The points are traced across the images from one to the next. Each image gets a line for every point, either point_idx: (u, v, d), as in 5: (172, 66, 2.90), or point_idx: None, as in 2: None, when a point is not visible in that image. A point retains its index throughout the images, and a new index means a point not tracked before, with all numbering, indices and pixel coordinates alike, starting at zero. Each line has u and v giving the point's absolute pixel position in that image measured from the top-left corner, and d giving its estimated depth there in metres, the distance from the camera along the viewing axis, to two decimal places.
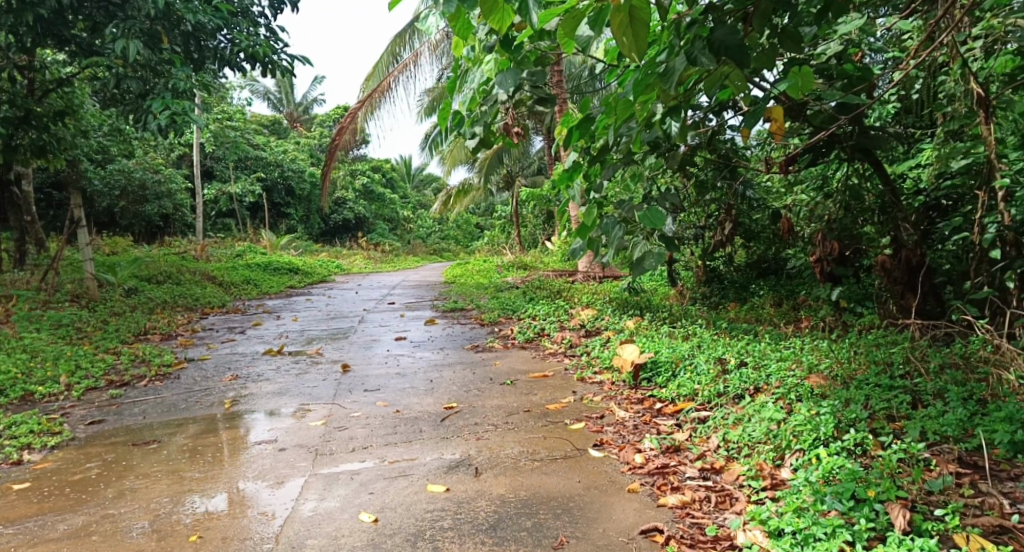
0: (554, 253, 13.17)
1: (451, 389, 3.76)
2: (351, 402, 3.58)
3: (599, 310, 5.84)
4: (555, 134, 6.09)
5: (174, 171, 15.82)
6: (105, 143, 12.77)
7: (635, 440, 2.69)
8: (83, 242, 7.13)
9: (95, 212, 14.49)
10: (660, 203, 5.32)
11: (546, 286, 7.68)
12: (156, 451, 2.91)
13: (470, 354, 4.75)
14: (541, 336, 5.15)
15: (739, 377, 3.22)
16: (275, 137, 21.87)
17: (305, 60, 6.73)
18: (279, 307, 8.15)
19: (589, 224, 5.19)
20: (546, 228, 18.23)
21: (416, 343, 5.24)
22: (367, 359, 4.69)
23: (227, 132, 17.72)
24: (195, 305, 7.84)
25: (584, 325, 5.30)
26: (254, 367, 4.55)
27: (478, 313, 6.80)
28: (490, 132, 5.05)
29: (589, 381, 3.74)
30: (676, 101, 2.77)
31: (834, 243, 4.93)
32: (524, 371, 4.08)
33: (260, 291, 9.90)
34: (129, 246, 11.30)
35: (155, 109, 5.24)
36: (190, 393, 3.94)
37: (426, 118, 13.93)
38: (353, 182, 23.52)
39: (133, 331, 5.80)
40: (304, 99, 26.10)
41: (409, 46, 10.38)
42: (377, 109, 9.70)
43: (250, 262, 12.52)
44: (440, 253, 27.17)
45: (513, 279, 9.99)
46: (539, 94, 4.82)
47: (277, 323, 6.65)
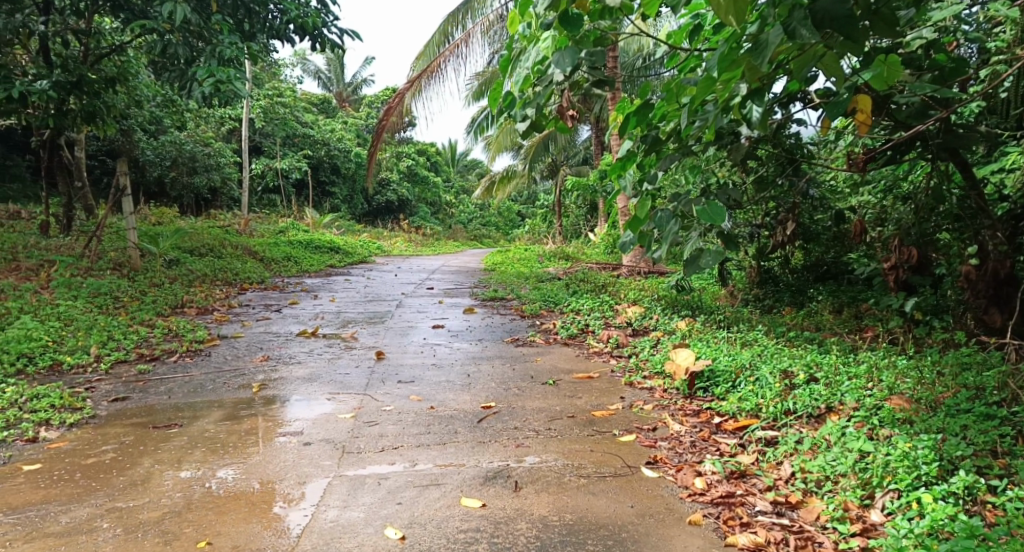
0: (598, 245, 12.83)
1: (489, 385, 3.52)
2: (383, 395, 3.37)
3: (647, 308, 5.53)
4: (610, 121, 5.80)
5: (223, 145, 15.92)
6: (157, 114, 12.86)
7: (694, 460, 2.42)
8: (127, 211, 7.09)
9: (146, 182, 14.66)
10: (720, 198, 4.98)
11: (591, 279, 7.39)
12: (176, 437, 2.74)
13: (509, 348, 4.51)
14: (585, 333, 4.88)
15: (808, 393, 2.91)
16: (324, 116, 21.93)
17: (356, 34, 6.51)
18: (318, 286, 8.02)
19: (642, 216, 4.89)
20: (589, 219, 17.87)
21: (453, 333, 5.01)
22: (402, 347, 4.48)
23: (277, 108, 17.79)
24: (235, 280, 7.76)
25: (631, 323, 5.01)
26: (286, 349, 4.39)
27: (519, 304, 6.55)
28: (542, 116, 4.79)
29: (638, 386, 3.45)
30: (760, 84, 2.47)
31: (913, 250, 4.47)
32: (567, 371, 3.81)
33: (301, 268, 9.82)
34: (175, 217, 11.35)
35: (200, 76, 5.07)
36: (218, 372, 3.78)
37: (474, 102, 13.69)
38: (398, 164, 23.46)
39: (170, 304, 5.71)
40: (354, 79, 26.14)
41: (461, 27, 10.17)
42: (425, 90, 9.42)
43: (292, 239, 12.49)
44: (481, 239, 27.01)
45: (555, 269, 9.71)
46: (596, 76, 4.53)
47: (314, 303, 6.51)
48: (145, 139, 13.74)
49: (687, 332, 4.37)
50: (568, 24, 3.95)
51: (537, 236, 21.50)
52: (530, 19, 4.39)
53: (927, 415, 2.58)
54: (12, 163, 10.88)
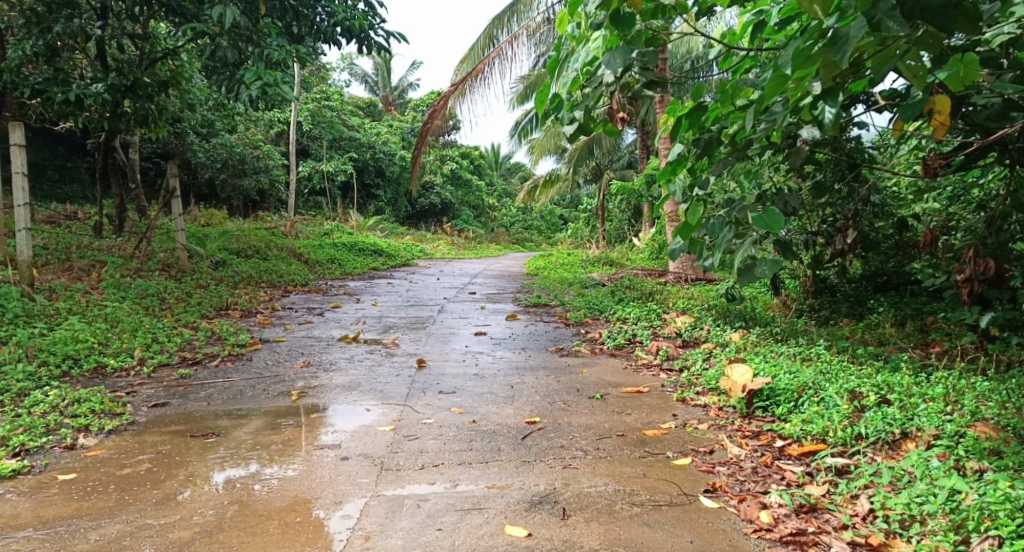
0: (643, 251, 12.57)
1: (533, 398, 3.38)
2: (424, 406, 3.26)
3: (697, 318, 5.32)
4: (661, 124, 5.61)
5: (272, 147, 16.15)
6: (209, 117, 13.11)
7: (757, 489, 2.24)
8: (176, 213, 7.17)
9: (196, 183, 14.96)
10: (776, 204, 4.74)
11: (637, 286, 7.18)
12: (212, 447, 2.67)
13: (554, 358, 4.35)
14: (633, 343, 4.70)
15: (880, 415, 2.69)
16: (370, 119, 22.12)
17: (403, 36, 6.45)
18: (360, 289, 7.99)
19: (693, 223, 4.69)
20: (634, 224, 17.59)
21: (496, 341, 4.89)
22: (444, 355, 4.37)
23: (324, 111, 17.98)
24: (279, 282, 7.78)
25: (681, 334, 4.80)
26: (327, 355, 4.32)
27: (563, 311, 6.39)
28: (590, 119, 4.65)
29: (691, 402, 3.25)
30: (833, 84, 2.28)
31: (990, 261, 4.16)
32: (615, 384, 3.64)
33: (344, 271, 9.83)
34: (223, 219, 11.52)
35: (247, 79, 5.05)
36: (258, 378, 3.73)
37: (518, 105, 13.59)
38: (442, 167, 23.51)
39: (215, 306, 5.73)
40: (400, 83, 26.35)
41: (507, 29, 10.06)
42: (469, 93, 9.34)
43: (337, 241, 12.57)
44: (523, 243, 26.90)
45: (600, 275, 9.51)
46: (649, 76, 4.35)
47: (357, 307, 6.46)
48: (196, 142, 14.02)
49: (741, 345, 4.16)
50: (620, 23, 3.80)
51: (579, 241, 21.27)
52: (580, 19, 4.26)
53: (1019, 447, 2.35)
54: (71, 165, 11.16)
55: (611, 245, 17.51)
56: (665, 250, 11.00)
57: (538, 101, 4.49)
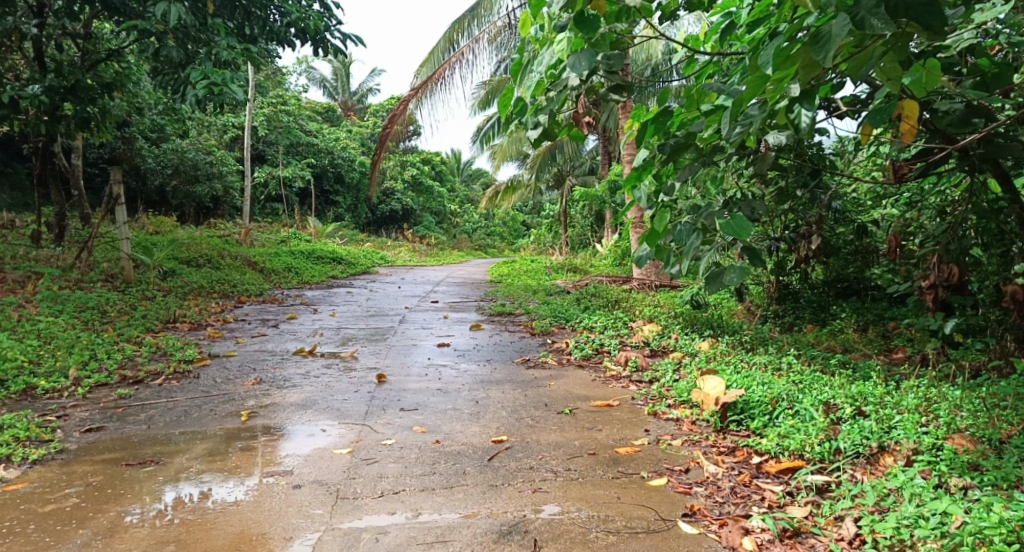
0: (606, 257, 12.53)
1: (499, 414, 3.23)
2: (383, 425, 3.08)
3: (664, 326, 5.24)
4: (626, 128, 5.53)
5: (226, 153, 15.71)
6: (158, 121, 12.66)
7: (737, 513, 2.14)
8: (121, 221, 6.83)
9: (146, 190, 14.45)
10: (742, 210, 4.69)
11: (602, 294, 7.09)
12: (149, 477, 2.48)
13: (520, 371, 4.21)
14: (600, 353, 4.58)
15: (857, 428, 2.59)
16: (328, 125, 21.73)
17: (359, 38, 6.29)
18: (318, 299, 7.73)
19: (660, 229, 4.62)
20: (596, 230, 17.60)
21: (460, 352, 4.72)
22: (405, 369, 4.19)
23: (280, 116, 17.58)
24: (232, 293, 7.48)
25: (649, 343, 4.71)
26: (281, 370, 4.10)
27: (528, 320, 6.25)
28: (554, 123, 4.53)
29: (663, 416, 3.14)
30: (810, 86, 2.18)
31: (952, 267, 4.12)
32: (583, 398, 3.51)
33: (301, 280, 9.53)
34: (174, 226, 11.11)
35: (193, 79, 4.85)
36: (205, 397, 3.50)
37: (479, 111, 13.47)
38: (403, 173, 23.21)
39: (162, 319, 5.44)
40: (359, 88, 26.00)
41: (467, 34, 9.84)
42: (429, 98, 9.18)
43: (294, 249, 12.23)
44: (486, 249, 26.75)
45: (563, 282, 9.40)
46: (614, 80, 4.25)
47: (314, 318, 6.22)
48: (145, 147, 13.54)
49: (710, 355, 4.08)
50: (584, 25, 3.65)
51: (542, 247, 21.21)
52: (543, 20, 4.14)
53: (999, 461, 2.28)
54: (9, 170, 10.74)
55: (574, 251, 17.47)
56: (629, 256, 10.96)
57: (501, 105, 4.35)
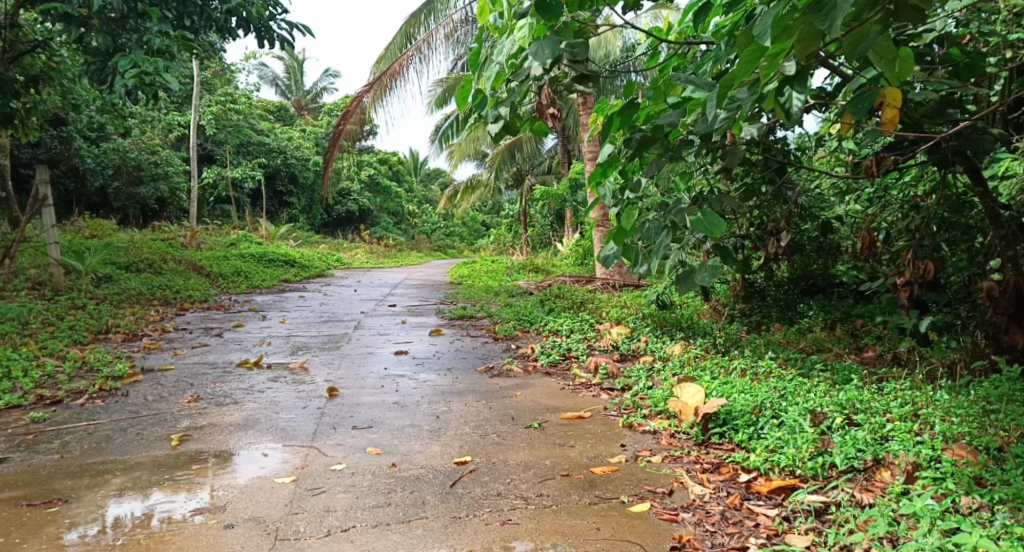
0: (568, 256, 12.35)
1: (462, 431, 2.95)
2: (333, 447, 2.77)
3: (632, 329, 5.03)
4: (590, 122, 5.32)
5: (172, 152, 15.04)
6: (97, 119, 12.01)
7: (734, 544, 1.93)
8: (48, 224, 6.32)
9: (85, 192, 13.75)
10: (712, 207, 4.51)
11: (566, 295, 6.87)
12: (54, 519, 2.14)
13: (483, 380, 3.93)
14: (568, 359, 4.34)
15: (849, 440, 2.38)
16: (281, 124, 21.12)
17: (306, 29, 5.94)
18: (268, 305, 7.33)
19: (628, 228, 4.41)
20: (556, 229, 17.46)
21: (418, 360, 4.42)
22: (359, 380, 3.88)
23: (229, 115, 16.95)
24: (175, 299, 7.03)
25: (618, 348, 4.50)
26: (221, 385, 3.75)
27: (491, 324, 5.98)
28: (516, 117, 4.28)
29: (639, 429, 2.91)
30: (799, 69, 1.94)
31: (930, 263, 3.92)
32: (552, 409, 3.26)
33: (251, 284, 9.10)
34: (113, 230, 10.51)
35: (121, 67, 4.45)
36: (133, 417, 3.13)
37: (437, 109, 13.16)
38: (359, 173, 22.70)
39: (92, 331, 5.01)
40: (313, 86, 25.39)
41: (423, 27, 9.59)
42: (385, 95, 8.85)
43: (245, 252, 11.74)
44: (445, 250, 26.42)
45: (525, 283, 9.17)
46: (578, 70, 4.01)
47: (262, 325, 5.84)
48: (84, 146, 12.85)
49: (683, 359, 3.87)
50: (545, 11, 3.45)
51: (502, 247, 20.98)
52: (502, 7, 3.89)
53: (1007, 473, 2.10)
54: None
55: (535, 250, 17.29)
56: (591, 256, 10.79)
57: (459, 98, 4.09)
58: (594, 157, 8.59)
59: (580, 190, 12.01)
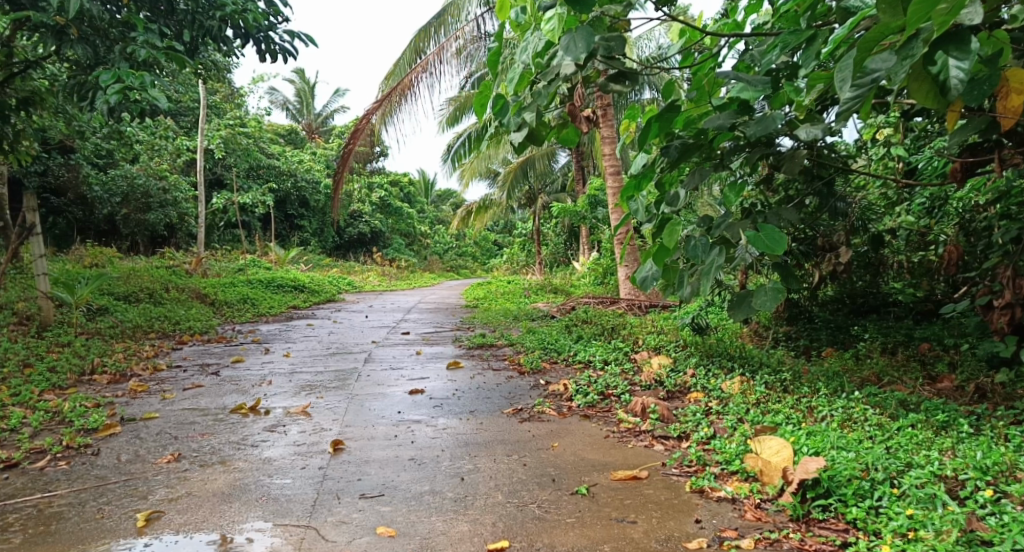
0: (587, 275, 11.82)
1: (493, 501, 2.41)
2: (337, 526, 2.24)
3: (674, 358, 4.49)
4: (621, 130, 4.84)
5: (180, 178, 14.69)
6: (103, 145, 11.64)
7: None
8: (36, 253, 5.86)
9: (93, 220, 13.41)
10: (768, 221, 3.97)
11: (594, 319, 6.33)
12: None
13: (512, 427, 3.38)
14: (607, 399, 3.78)
15: (1009, 522, 1.85)
16: (291, 147, 20.84)
17: (308, 38, 5.50)
18: (273, 335, 6.83)
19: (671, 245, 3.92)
20: (571, 248, 16.98)
21: (436, 402, 3.87)
22: (369, 429, 3.34)
23: (238, 138, 16.45)
24: (173, 332, 6.55)
25: (663, 384, 3.95)
26: (209, 438, 3.22)
27: (514, 354, 5.43)
28: (541, 124, 3.79)
29: (713, 495, 2.36)
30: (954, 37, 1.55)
31: None
32: (599, 468, 2.71)
33: (257, 313, 8.62)
34: (116, 258, 10.08)
35: (102, 82, 3.97)
36: (97, 485, 2.61)
37: (448, 127, 12.72)
38: (370, 195, 22.30)
39: (74, 372, 4.51)
40: (324, 109, 25.13)
41: (434, 42, 9.16)
42: (396, 112, 8.38)
43: (252, 278, 11.32)
44: (457, 271, 25.97)
45: (546, 306, 8.63)
46: (613, 67, 3.52)
47: (264, 360, 5.33)
48: (92, 173, 12.52)
49: (745, 401, 3.30)
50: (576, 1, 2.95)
51: (517, 266, 20.44)
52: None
53: None
54: None
55: (551, 269, 16.80)
56: (612, 275, 10.24)
57: (477, 103, 3.63)
58: (615, 171, 8.07)
59: (600, 207, 11.46)
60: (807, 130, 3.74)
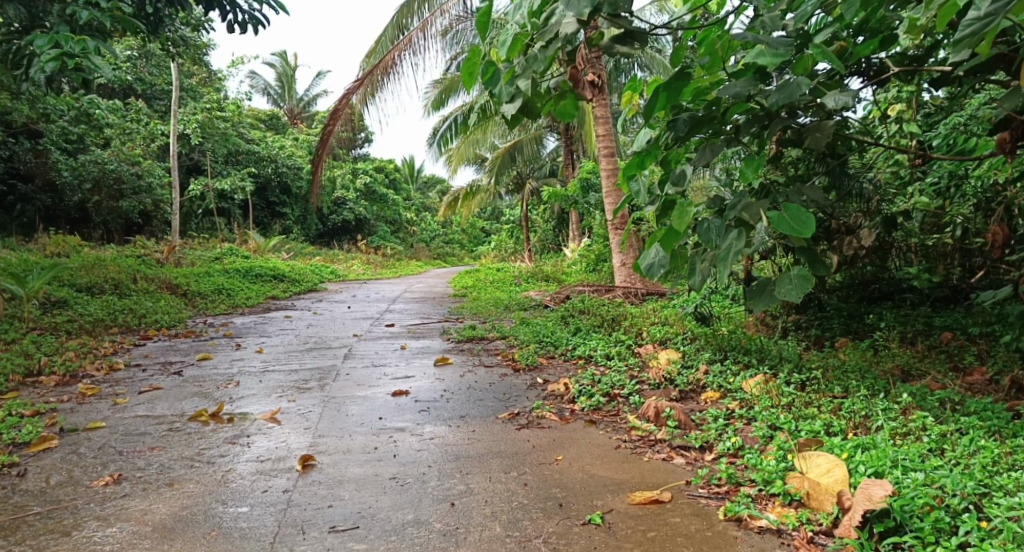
0: (578, 262, 11.43)
1: (489, 537, 2.02)
2: None
3: (683, 352, 4.11)
4: (623, 103, 4.42)
5: (155, 164, 14.09)
6: (72, 129, 11.00)
7: None
8: None
9: (64, 208, 12.80)
10: (790, 200, 3.57)
11: (590, 309, 5.93)
12: None
13: (507, 436, 2.98)
14: (614, 401, 3.39)
15: None
16: (272, 133, 20.23)
17: (279, 5, 5.02)
18: (248, 329, 6.38)
19: (681, 230, 3.56)
20: (559, 234, 16.61)
21: (422, 406, 3.45)
22: (345, 440, 2.92)
23: (216, 123, 15.64)
24: (138, 327, 6.08)
25: (673, 383, 3.56)
26: (158, 453, 2.78)
27: (507, 348, 5.02)
28: (536, 95, 3.37)
29: (755, 524, 1.99)
30: None
31: None
32: (611, 489, 2.32)
33: (233, 304, 8.16)
34: (82, 248, 9.55)
35: (37, 46, 3.41)
36: (14, 518, 2.18)
37: (433, 111, 12.21)
38: (354, 181, 21.74)
39: (17, 375, 4.06)
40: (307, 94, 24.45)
41: (418, 18, 8.64)
42: (380, 93, 7.87)
43: (230, 267, 10.84)
44: (444, 259, 25.56)
45: (537, 294, 8.23)
46: (619, 26, 3.09)
47: (234, 356, 4.90)
48: (61, 159, 11.92)
49: (772, 405, 2.91)
50: None
51: (504, 254, 20.02)
52: None
53: None
54: None
55: (540, 256, 16.44)
56: (604, 262, 9.85)
57: (464, 72, 3.20)
58: (610, 154, 7.63)
59: (592, 192, 11.02)
60: (835, 100, 3.32)
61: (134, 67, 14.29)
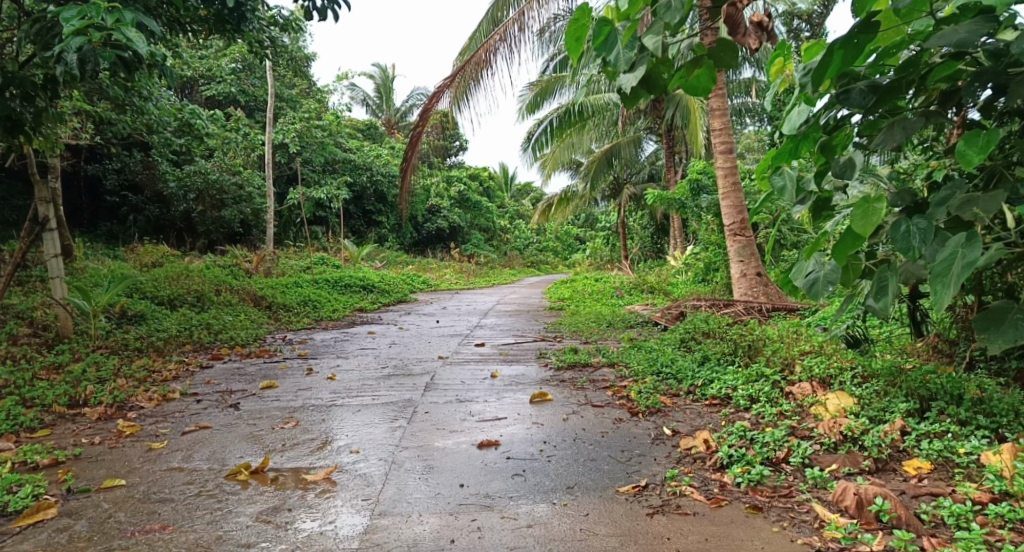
0: (686, 271, 10.34)
1: None
2: None
3: (859, 396, 3.08)
4: (771, 74, 3.40)
5: (255, 173, 13.98)
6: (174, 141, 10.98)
7: None
8: (50, 253, 5.06)
9: (170, 218, 12.68)
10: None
11: (715, 329, 4.94)
12: None
13: (639, 528, 2.12)
14: (780, 470, 2.46)
15: None
16: (369, 142, 20.14)
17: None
18: (323, 348, 5.76)
19: (870, 230, 2.61)
20: (660, 240, 15.51)
21: (516, 469, 2.62)
22: (417, 525, 2.16)
23: (314, 132, 15.51)
24: (211, 344, 5.60)
25: (862, 446, 2.58)
26: (168, 536, 2.11)
27: (617, 381, 4.10)
28: (668, 59, 2.43)
29: None
30: None
31: None
32: None
33: (316, 317, 7.67)
34: (174, 258, 9.40)
35: (63, 18, 2.99)
36: None
37: (527, 114, 11.43)
38: (448, 189, 21.33)
39: (57, 407, 3.55)
40: (404, 104, 24.34)
41: (513, 8, 7.85)
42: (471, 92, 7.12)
43: (318, 276, 10.50)
44: (538, 267, 24.85)
45: (644, 309, 7.27)
46: None
47: (300, 384, 4.25)
48: (168, 170, 12.00)
49: None
50: None
51: (601, 261, 19.01)
52: None
53: None
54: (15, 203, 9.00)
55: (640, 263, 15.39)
56: (717, 270, 8.76)
57: (569, 36, 2.30)
58: (729, 149, 6.47)
59: (705, 193, 9.82)
60: None
61: (237, 79, 14.36)
